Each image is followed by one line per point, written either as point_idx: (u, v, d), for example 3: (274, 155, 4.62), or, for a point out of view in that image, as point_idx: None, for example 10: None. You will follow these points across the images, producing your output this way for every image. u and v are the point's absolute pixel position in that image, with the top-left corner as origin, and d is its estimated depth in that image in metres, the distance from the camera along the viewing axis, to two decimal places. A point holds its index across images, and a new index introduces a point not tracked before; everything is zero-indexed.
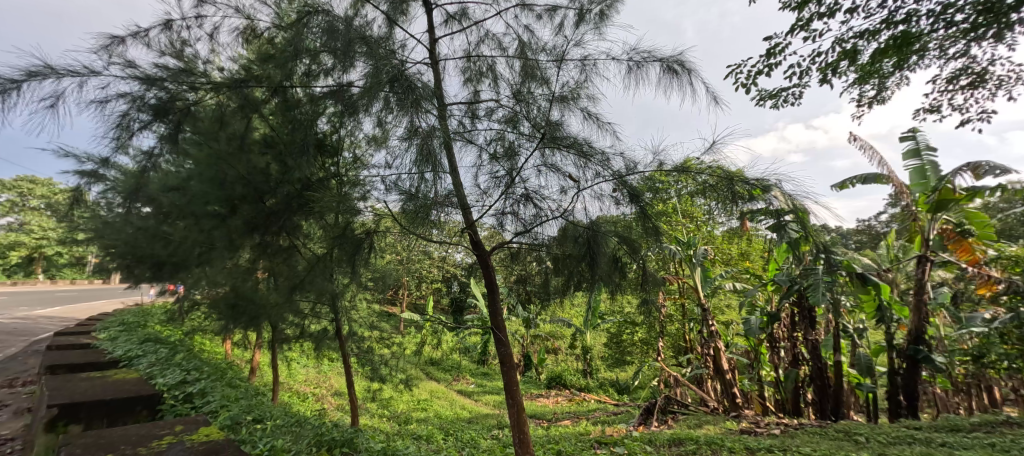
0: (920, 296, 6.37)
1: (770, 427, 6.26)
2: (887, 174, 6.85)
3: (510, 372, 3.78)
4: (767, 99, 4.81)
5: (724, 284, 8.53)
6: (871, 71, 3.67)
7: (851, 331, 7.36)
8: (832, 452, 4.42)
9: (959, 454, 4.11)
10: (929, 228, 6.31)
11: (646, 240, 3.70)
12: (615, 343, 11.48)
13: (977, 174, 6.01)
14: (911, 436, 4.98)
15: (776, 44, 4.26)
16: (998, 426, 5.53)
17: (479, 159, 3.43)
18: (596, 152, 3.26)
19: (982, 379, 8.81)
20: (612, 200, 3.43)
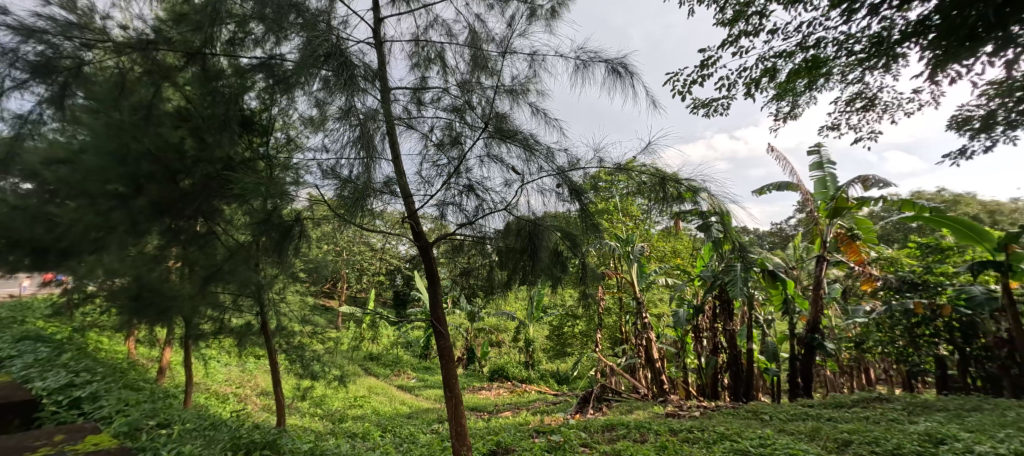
0: (817, 290, 7.13)
1: (691, 409, 6.80)
2: (796, 182, 7.57)
3: (449, 366, 3.83)
4: (699, 108, 5.14)
5: (657, 280, 9.12)
6: (787, 89, 4.05)
7: (761, 320, 8.43)
8: (742, 430, 4.90)
9: (842, 427, 4.69)
10: (827, 231, 7.09)
11: (588, 237, 3.84)
12: (555, 335, 11.88)
13: (866, 185, 6.80)
14: (805, 413, 5.60)
15: (709, 58, 4.56)
16: (871, 402, 6.36)
17: (424, 148, 3.44)
18: (540, 146, 3.37)
19: (865, 362, 10.08)
20: (555, 195, 3.55)
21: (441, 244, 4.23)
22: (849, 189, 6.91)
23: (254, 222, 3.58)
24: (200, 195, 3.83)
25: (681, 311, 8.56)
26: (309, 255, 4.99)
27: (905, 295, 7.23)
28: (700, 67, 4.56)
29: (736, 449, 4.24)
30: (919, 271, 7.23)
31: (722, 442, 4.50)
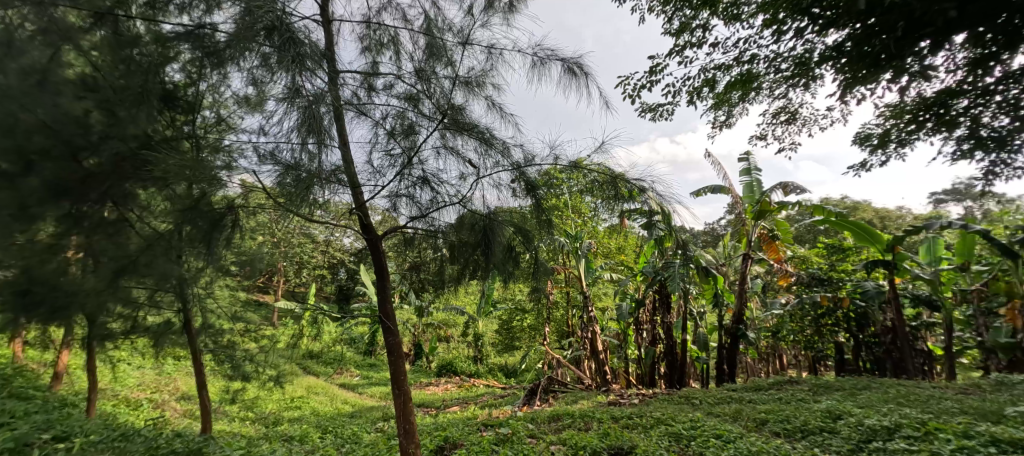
0: (742, 285, 7.73)
1: (631, 397, 7.16)
2: (728, 186, 8.13)
3: (398, 362, 3.82)
4: (647, 112, 5.44)
5: (603, 275, 9.50)
6: (724, 99, 4.37)
7: (694, 313, 9.00)
8: (677, 414, 5.26)
9: (758, 408, 5.16)
10: (752, 231, 7.68)
11: (539, 232, 3.94)
12: (504, 331, 11.98)
13: (786, 191, 7.43)
14: (729, 396, 6.11)
15: (658, 65, 4.85)
16: (786, 384, 6.99)
17: (375, 136, 3.40)
18: (496, 141, 3.45)
19: (781, 350, 11.11)
20: (509, 190, 3.63)
21: (391, 238, 4.23)
22: (771, 193, 7.52)
23: (175, 211, 2.84)
24: (110, 176, 2.46)
25: (623, 306, 9.00)
26: (244, 248, 4.75)
27: (813, 289, 8.10)
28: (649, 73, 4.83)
29: (670, 431, 4.56)
30: (825, 269, 8.19)
31: (657, 426, 4.82)
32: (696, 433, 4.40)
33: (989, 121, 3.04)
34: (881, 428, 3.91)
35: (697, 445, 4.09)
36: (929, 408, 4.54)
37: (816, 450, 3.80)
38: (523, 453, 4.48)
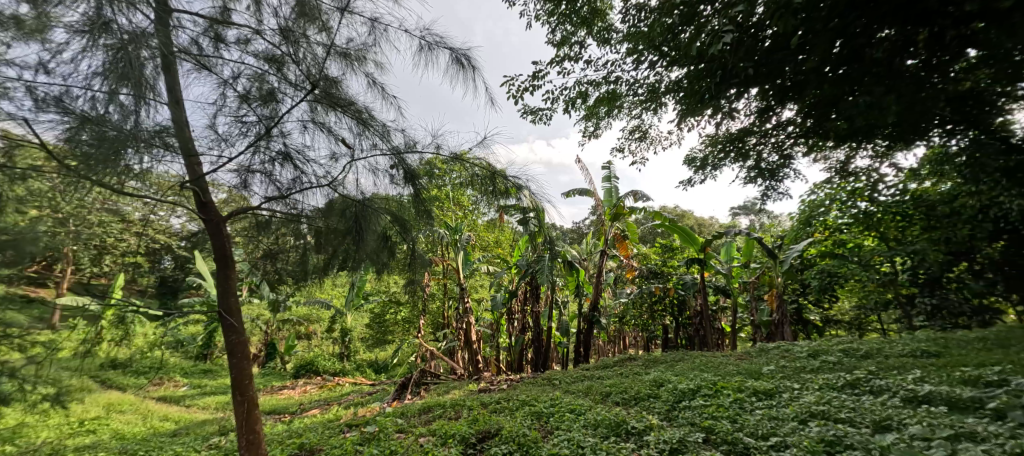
0: (599, 277, 8.71)
1: (501, 383, 7.60)
2: (591, 189, 9.05)
3: (241, 365, 3.54)
4: (527, 115, 5.83)
5: (480, 267, 9.81)
6: (593, 112, 4.90)
7: (560, 303, 9.95)
8: (539, 396, 5.76)
9: (605, 384, 5.94)
10: (609, 231, 8.67)
11: (418, 222, 3.96)
12: (378, 324, 11.60)
13: (636, 198, 8.55)
14: (582, 375, 6.91)
15: (539, 70, 5.18)
16: (630, 361, 8.10)
17: (221, 97, 3.06)
18: (375, 122, 3.40)
19: (623, 330, 12.93)
20: (387, 176, 3.58)
21: (237, 221, 3.95)
22: (625, 199, 8.60)
23: None
24: None
25: (499, 295, 9.54)
26: None
27: (649, 281, 10.02)
28: (532, 78, 5.15)
29: (533, 411, 4.99)
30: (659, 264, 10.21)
31: (522, 408, 5.23)
32: (554, 409, 4.91)
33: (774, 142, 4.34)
34: (688, 390, 4.84)
35: (554, 420, 4.56)
36: (721, 372, 5.74)
37: (644, 412, 4.54)
38: (389, 450, 4.49)
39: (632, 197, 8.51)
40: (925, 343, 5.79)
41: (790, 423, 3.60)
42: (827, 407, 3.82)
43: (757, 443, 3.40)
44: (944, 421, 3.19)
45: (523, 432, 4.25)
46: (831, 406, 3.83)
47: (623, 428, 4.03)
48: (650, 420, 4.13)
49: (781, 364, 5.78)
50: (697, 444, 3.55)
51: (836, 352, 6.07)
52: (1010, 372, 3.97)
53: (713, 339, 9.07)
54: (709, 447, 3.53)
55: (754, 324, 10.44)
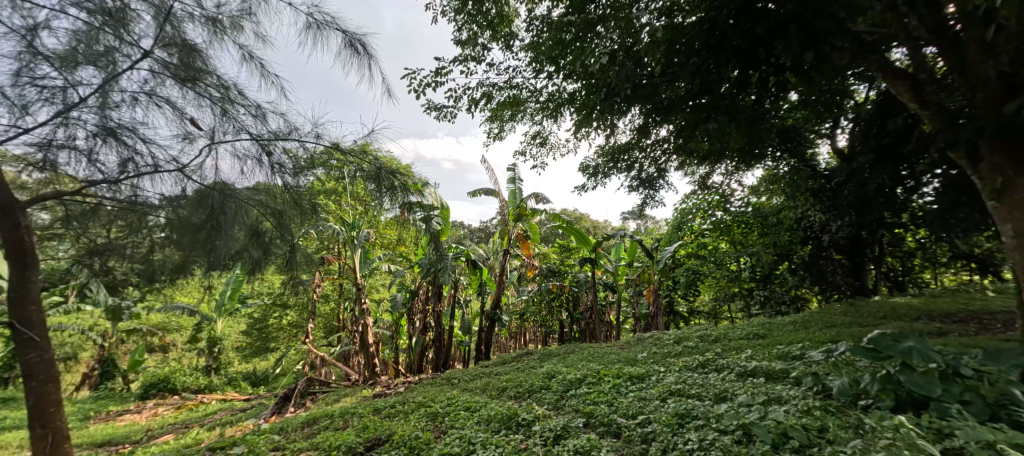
0: (501, 277, 8.99)
1: (397, 386, 7.48)
2: (495, 190, 9.26)
3: (42, 389, 3.11)
4: (430, 111, 5.86)
5: (380, 266, 9.54)
6: (495, 115, 5.08)
7: (463, 302, 10.17)
8: (435, 396, 5.78)
9: (499, 380, 6.19)
10: (512, 230, 8.94)
11: (298, 217, 3.61)
12: (259, 328, 11.41)
13: (537, 200, 8.93)
14: (480, 373, 7.08)
15: (443, 67, 5.22)
16: (527, 355, 8.47)
17: (21, 53, 2.66)
18: (243, 103, 3.11)
19: (523, 325, 13.59)
20: (253, 163, 3.27)
21: (54, 207, 3.29)
22: (527, 200, 8.94)
23: None
24: None
25: (399, 296, 9.36)
26: None
27: (548, 278, 10.66)
28: (436, 75, 5.19)
29: (428, 412, 5.00)
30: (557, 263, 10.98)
31: (417, 410, 5.22)
32: (450, 409, 4.98)
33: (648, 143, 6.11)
34: (575, 380, 5.23)
35: (448, 419, 4.60)
36: (605, 360, 6.29)
37: (534, 404, 4.80)
38: None
39: (534, 198, 8.90)
40: (761, 327, 6.89)
41: (653, 402, 4.06)
42: (682, 385, 4.38)
43: (627, 422, 3.77)
44: (767, 390, 3.86)
45: (415, 435, 4.24)
46: (686, 384, 4.40)
47: (514, 421, 4.21)
48: (538, 411, 4.37)
49: (653, 351, 6.49)
50: (578, 429, 3.85)
51: (695, 338, 6.95)
52: (808, 347, 4.99)
53: (600, 332, 9.91)
54: (587, 431, 3.85)
55: (635, 316, 11.58)
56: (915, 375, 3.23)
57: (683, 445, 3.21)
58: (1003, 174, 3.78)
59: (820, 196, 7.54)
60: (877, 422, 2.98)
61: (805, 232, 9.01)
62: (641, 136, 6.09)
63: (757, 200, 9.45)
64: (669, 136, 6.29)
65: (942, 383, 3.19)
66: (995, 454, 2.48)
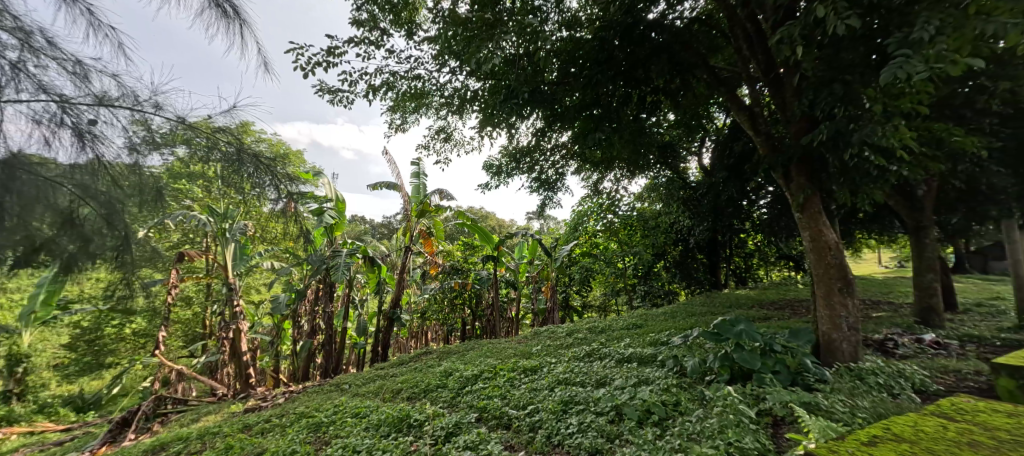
0: (401, 275, 8.91)
1: (276, 397, 7.24)
2: (398, 184, 9.07)
3: None
4: (324, 93, 5.66)
5: (261, 263, 8.96)
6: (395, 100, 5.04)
7: (356, 302, 10.26)
8: (317, 406, 5.48)
9: (390, 383, 6.15)
10: (414, 227, 8.83)
11: (130, 201, 3.13)
12: (90, 339, 10.11)
13: (441, 196, 8.89)
14: (374, 376, 7.00)
15: (335, 48, 5.02)
16: (425, 355, 8.44)
17: None
18: (48, 55, 2.63)
19: (425, 324, 13.51)
20: (59, 129, 2.74)
21: None
22: (431, 197, 8.87)
23: None
24: None
25: (282, 295, 8.64)
26: None
27: (451, 276, 10.80)
28: (329, 55, 4.98)
29: (309, 423, 4.75)
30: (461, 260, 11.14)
31: (298, 422, 4.94)
32: (338, 416, 4.78)
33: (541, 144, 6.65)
34: (471, 376, 5.34)
35: (332, 429, 4.42)
36: (502, 355, 6.52)
37: (428, 403, 4.81)
38: None
39: (438, 194, 8.86)
40: (640, 318, 7.63)
41: (543, 392, 4.31)
42: (568, 374, 4.71)
43: (517, 413, 3.95)
44: (638, 373, 4.31)
45: (291, 449, 4.01)
46: (573, 372, 4.74)
47: (405, 423, 4.14)
48: (431, 411, 4.36)
49: (546, 344, 6.85)
50: (470, 424, 3.92)
51: (585, 329, 7.47)
52: (673, 334, 5.66)
53: (500, 328, 10.24)
54: (479, 425, 3.95)
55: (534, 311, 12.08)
56: (744, 351, 3.82)
57: (565, 429, 3.46)
58: (804, 192, 4.24)
59: (688, 204, 8.85)
60: (714, 393, 3.49)
61: (677, 235, 10.24)
62: (540, 140, 6.40)
63: (640, 206, 10.82)
64: (566, 141, 6.72)
65: (761, 357, 3.85)
66: (793, 413, 3.08)
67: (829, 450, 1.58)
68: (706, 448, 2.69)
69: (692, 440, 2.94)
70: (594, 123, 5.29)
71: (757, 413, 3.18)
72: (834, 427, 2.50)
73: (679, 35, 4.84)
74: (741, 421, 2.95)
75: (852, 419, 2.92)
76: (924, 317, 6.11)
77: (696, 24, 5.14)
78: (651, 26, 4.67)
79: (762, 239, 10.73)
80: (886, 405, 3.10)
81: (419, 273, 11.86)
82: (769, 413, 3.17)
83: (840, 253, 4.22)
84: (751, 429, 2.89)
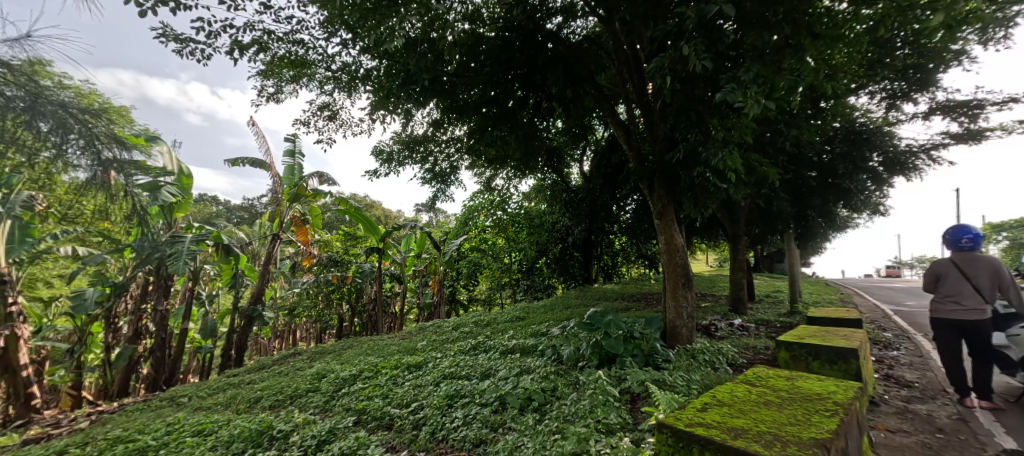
0: (265, 266, 8.14)
1: (76, 422, 6.41)
2: (268, 162, 8.26)
3: None
4: (170, 40, 4.95)
5: (55, 248, 7.41)
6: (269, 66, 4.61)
7: (202, 298, 9.19)
8: (139, 428, 4.73)
9: (244, 392, 5.63)
10: (285, 212, 8.17)
11: None
12: None
13: (321, 181, 8.31)
14: (226, 385, 6.37)
15: None
16: (288, 357, 7.84)
17: None
18: None
19: (293, 322, 12.46)
20: None
21: None
22: (308, 180, 8.27)
23: None
24: None
25: (91, 290, 7.49)
26: None
27: (329, 269, 10.19)
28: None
29: (131, 446, 4.09)
30: (341, 252, 10.56)
31: (113, 449, 4.18)
32: (176, 435, 4.19)
33: (428, 130, 6.63)
34: (349, 377, 5.12)
35: (167, 450, 3.86)
36: (383, 352, 6.37)
37: (297, 410, 4.50)
38: None
39: (315, 179, 8.26)
40: (522, 311, 8.04)
41: (427, 388, 4.31)
42: (455, 368, 4.78)
43: (400, 412, 3.90)
44: (521, 364, 4.54)
45: None
46: (458, 366, 4.82)
47: (267, 435, 3.79)
48: (298, 419, 4.07)
49: (432, 338, 6.83)
50: (347, 430, 3.75)
51: (471, 323, 7.62)
52: (552, 324, 6.06)
53: (383, 324, 9.92)
54: (357, 429, 3.81)
55: (418, 307, 11.92)
56: (611, 338, 4.27)
57: (450, 424, 3.52)
58: (662, 200, 4.88)
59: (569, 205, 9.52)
60: (586, 377, 3.83)
61: (557, 233, 10.98)
62: (437, 130, 6.37)
63: (528, 205, 11.35)
64: (463, 136, 6.80)
65: (624, 343, 4.30)
66: (645, 388, 3.53)
67: (675, 419, 1.87)
68: (580, 427, 2.96)
69: (567, 420, 3.20)
70: (491, 121, 5.43)
71: (618, 391, 3.57)
72: (677, 398, 2.94)
73: (571, 49, 5.23)
74: (607, 400, 3.28)
75: (688, 390, 3.44)
76: (735, 305, 7.39)
77: (586, 42, 5.57)
78: (548, 37, 5.20)
79: (627, 241, 11.99)
80: (711, 377, 3.73)
81: (289, 266, 11.01)
82: (628, 391, 3.58)
83: (684, 254, 4.98)
84: (615, 406, 3.24)
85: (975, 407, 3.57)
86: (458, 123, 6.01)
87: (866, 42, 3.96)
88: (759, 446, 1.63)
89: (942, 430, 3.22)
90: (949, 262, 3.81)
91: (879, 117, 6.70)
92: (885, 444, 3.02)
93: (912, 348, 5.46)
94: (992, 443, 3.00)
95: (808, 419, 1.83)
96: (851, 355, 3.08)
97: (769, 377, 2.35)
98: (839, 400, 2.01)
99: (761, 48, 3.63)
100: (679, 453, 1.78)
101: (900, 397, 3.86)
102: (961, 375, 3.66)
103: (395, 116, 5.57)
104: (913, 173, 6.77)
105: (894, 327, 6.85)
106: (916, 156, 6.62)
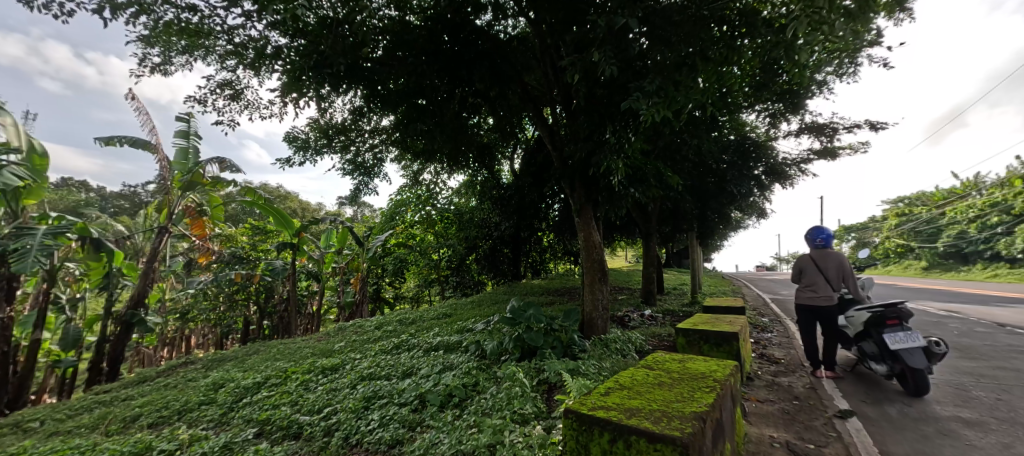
0: (151, 263, 7.26)
1: None
2: (155, 144, 7.35)
3: None
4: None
5: None
6: None
7: (59, 303, 7.95)
8: None
9: (120, 409, 5.00)
10: (176, 202, 7.37)
11: None
12: None
13: (222, 167, 7.57)
14: (96, 403, 5.60)
15: None
16: (176, 368, 7.04)
17: None
18: None
19: (186, 327, 11.27)
20: None
21: None
22: (206, 166, 7.50)
23: None
24: None
25: None
26: None
27: (233, 266, 9.44)
28: None
29: None
30: (245, 249, 9.78)
31: None
32: None
33: (341, 115, 6.34)
34: (252, 385, 4.74)
35: None
36: (293, 356, 5.99)
37: (185, 426, 4.08)
38: None
39: (213, 165, 7.51)
40: (450, 308, 7.96)
41: (342, 391, 4.12)
42: (374, 369, 4.61)
43: (309, 419, 3.68)
44: (443, 361, 4.49)
45: None
46: (378, 367, 4.65)
47: None
48: (187, 436, 3.70)
49: (351, 339, 6.53)
50: (246, 443, 3.47)
51: (394, 322, 7.37)
52: (475, 320, 6.07)
53: (295, 325, 9.15)
54: (259, 441, 3.53)
55: (338, 306, 11.32)
56: (532, 332, 4.39)
57: (365, 427, 3.39)
58: (577, 197, 5.12)
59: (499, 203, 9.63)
60: (503, 372, 3.87)
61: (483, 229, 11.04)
62: (358, 119, 6.12)
63: (458, 200, 11.29)
64: (387, 126, 6.57)
65: (544, 335, 4.42)
66: (561, 379, 3.65)
67: (579, 404, 1.96)
68: (495, 419, 2.99)
69: (484, 414, 3.23)
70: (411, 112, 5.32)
71: (536, 382, 3.67)
72: (588, 385, 3.06)
73: (497, 47, 5.27)
74: (524, 392, 3.36)
75: (599, 377, 3.61)
76: (646, 297, 7.89)
77: (515, 41, 5.65)
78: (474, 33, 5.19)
79: (554, 238, 12.35)
80: (620, 364, 3.95)
81: (181, 263, 9.95)
82: (545, 382, 3.69)
83: (601, 251, 5.24)
84: (532, 397, 3.32)
85: (823, 377, 4.15)
86: (377, 113, 5.78)
87: (753, 65, 4.44)
88: (648, 423, 1.78)
89: (798, 397, 3.70)
90: (808, 256, 4.37)
91: (764, 132, 7.55)
92: (755, 412, 3.41)
93: (783, 330, 6.24)
94: (832, 405, 3.51)
95: (691, 395, 2.01)
96: (733, 338, 3.45)
97: (665, 361, 2.54)
98: (717, 377, 2.23)
99: (665, 60, 3.92)
100: (582, 437, 1.86)
101: (770, 372, 4.38)
102: (814, 350, 4.24)
103: (310, 102, 5.23)
104: (787, 181, 7.76)
105: (772, 314, 7.75)
106: (790, 167, 7.57)
